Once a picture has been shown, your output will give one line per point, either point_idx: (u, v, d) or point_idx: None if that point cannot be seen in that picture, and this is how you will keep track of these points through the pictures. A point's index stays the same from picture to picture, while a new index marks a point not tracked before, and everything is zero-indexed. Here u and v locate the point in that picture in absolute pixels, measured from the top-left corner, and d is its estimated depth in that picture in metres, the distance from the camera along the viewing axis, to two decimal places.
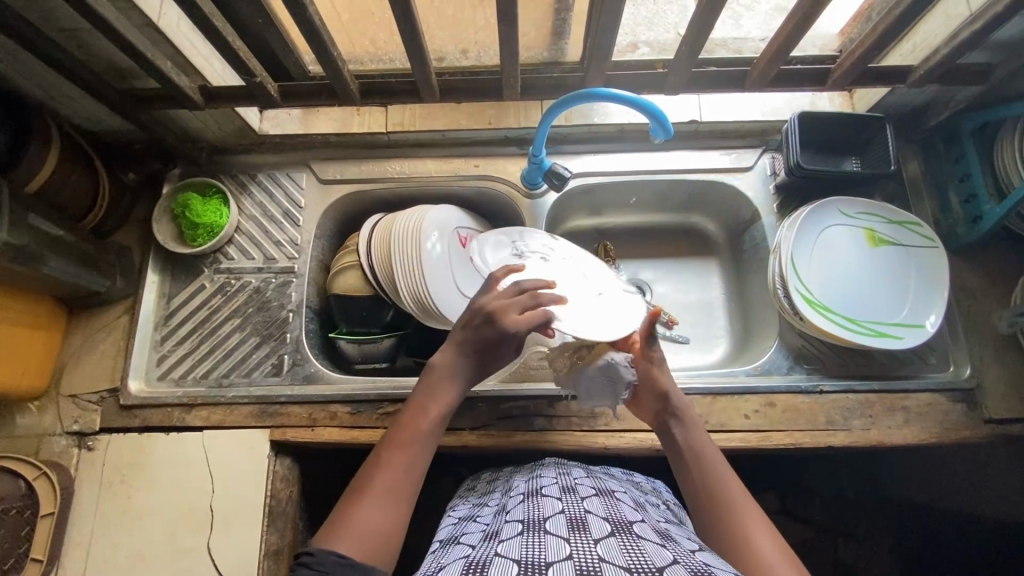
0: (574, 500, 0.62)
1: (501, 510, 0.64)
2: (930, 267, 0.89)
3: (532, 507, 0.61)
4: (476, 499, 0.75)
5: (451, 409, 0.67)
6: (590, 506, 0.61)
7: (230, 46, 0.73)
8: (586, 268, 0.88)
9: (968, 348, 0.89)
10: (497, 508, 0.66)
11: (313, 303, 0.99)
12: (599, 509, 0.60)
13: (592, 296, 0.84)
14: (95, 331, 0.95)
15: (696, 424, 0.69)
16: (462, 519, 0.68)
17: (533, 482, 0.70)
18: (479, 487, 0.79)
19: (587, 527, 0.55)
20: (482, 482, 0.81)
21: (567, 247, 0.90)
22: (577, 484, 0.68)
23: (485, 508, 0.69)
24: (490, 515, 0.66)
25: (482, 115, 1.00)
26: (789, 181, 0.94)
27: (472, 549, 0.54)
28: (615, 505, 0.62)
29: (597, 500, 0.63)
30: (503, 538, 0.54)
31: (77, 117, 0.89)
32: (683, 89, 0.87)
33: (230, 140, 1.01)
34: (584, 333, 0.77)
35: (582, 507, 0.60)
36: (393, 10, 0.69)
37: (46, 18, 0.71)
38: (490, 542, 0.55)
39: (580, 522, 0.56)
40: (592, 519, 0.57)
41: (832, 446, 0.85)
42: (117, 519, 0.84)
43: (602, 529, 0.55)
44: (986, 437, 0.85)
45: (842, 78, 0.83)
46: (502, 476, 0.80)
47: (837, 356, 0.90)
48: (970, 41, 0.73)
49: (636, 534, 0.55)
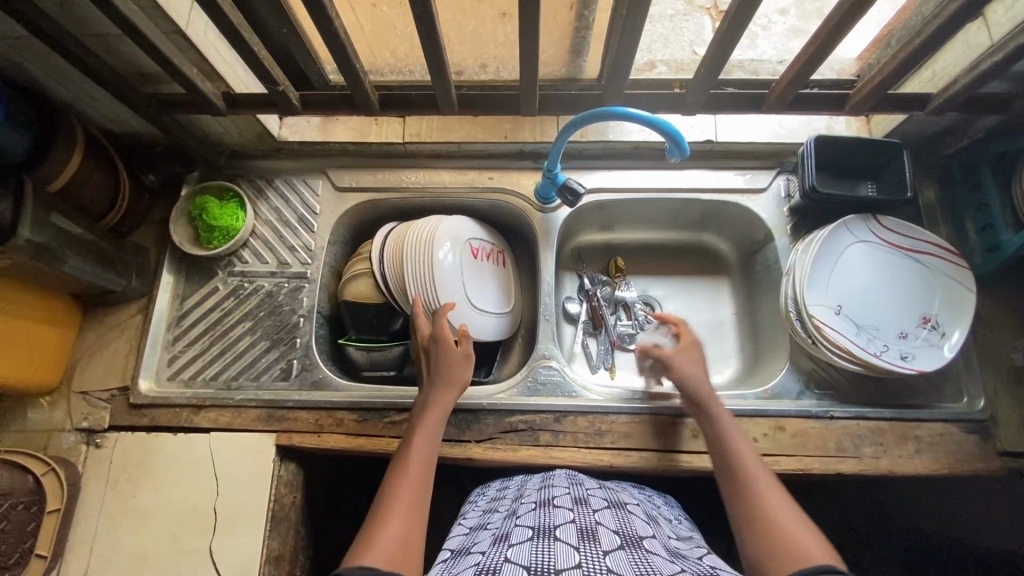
0: (585, 511, 0.61)
1: (511, 516, 0.64)
2: (949, 293, 0.87)
3: (543, 515, 0.60)
4: (486, 507, 0.74)
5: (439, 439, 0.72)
6: (601, 517, 0.60)
7: (256, 55, 0.74)
8: (863, 333, 0.87)
9: (983, 378, 0.88)
10: (507, 515, 0.66)
11: (324, 309, 0.99)
12: (609, 522, 0.59)
13: (850, 315, 0.88)
14: (109, 329, 0.96)
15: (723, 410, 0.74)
16: (473, 527, 0.68)
17: (544, 491, 0.69)
18: (488, 496, 0.78)
19: (596, 538, 0.54)
20: (491, 491, 0.80)
21: (898, 366, 0.84)
22: (588, 496, 0.67)
23: (495, 515, 0.68)
24: (500, 521, 0.65)
25: (498, 128, 1.01)
26: (803, 205, 0.94)
27: (483, 553, 0.54)
28: (627, 519, 0.62)
29: (608, 512, 0.62)
30: (514, 543, 0.54)
31: (101, 118, 0.91)
32: (699, 110, 0.87)
33: (250, 146, 1.02)
34: (862, 224, 0.91)
35: (593, 518, 0.59)
36: (415, 24, 0.69)
37: (77, 23, 0.72)
38: (499, 547, 0.55)
39: (590, 533, 0.55)
40: (602, 531, 0.56)
41: (842, 473, 0.84)
42: (122, 519, 0.84)
43: (613, 542, 0.54)
44: (999, 470, 0.84)
45: (862, 104, 0.83)
46: (512, 485, 0.79)
47: (849, 382, 0.90)
48: (993, 70, 0.72)
49: (646, 547, 0.54)
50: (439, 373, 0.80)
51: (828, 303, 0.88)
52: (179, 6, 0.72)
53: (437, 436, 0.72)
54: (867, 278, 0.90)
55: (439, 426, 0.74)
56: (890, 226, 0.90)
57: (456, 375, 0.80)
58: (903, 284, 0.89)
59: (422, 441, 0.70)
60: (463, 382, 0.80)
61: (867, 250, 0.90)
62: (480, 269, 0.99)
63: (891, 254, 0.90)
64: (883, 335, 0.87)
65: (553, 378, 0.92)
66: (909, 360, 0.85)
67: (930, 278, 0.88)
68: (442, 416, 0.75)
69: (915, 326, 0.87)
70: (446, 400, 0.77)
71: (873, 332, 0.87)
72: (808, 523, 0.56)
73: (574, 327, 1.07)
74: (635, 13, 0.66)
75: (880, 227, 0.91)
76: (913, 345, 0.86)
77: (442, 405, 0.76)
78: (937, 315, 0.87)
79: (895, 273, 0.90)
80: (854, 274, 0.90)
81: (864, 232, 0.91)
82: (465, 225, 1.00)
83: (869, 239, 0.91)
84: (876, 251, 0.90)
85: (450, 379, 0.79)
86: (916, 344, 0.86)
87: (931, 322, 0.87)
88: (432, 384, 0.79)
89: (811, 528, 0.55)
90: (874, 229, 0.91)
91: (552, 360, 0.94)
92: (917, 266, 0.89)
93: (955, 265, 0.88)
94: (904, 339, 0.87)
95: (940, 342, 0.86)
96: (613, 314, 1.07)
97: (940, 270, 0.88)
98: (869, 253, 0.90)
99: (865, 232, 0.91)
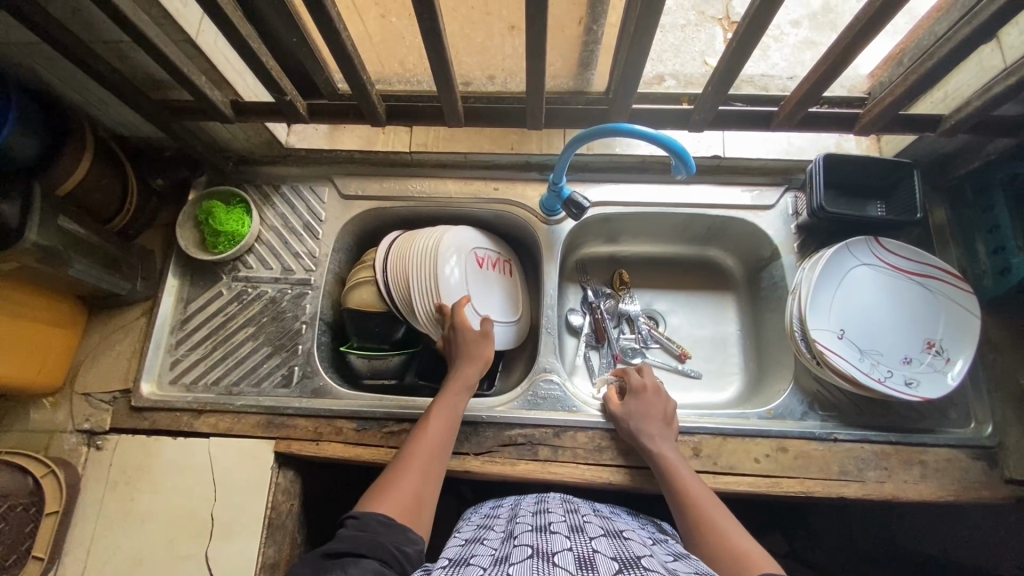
0: (582, 540, 0.61)
1: (508, 539, 0.63)
2: (957, 318, 0.86)
3: (541, 540, 0.60)
4: (480, 524, 0.73)
5: (456, 421, 0.81)
6: (598, 545, 0.59)
7: (264, 65, 0.75)
8: (866, 357, 0.86)
9: (991, 404, 0.87)
10: (503, 536, 0.65)
11: (326, 316, 1.00)
12: (607, 549, 0.59)
13: (851, 336, 0.87)
14: (113, 332, 0.96)
15: (671, 420, 0.84)
16: (468, 538, 0.68)
17: (540, 516, 0.68)
18: (482, 513, 0.78)
19: (594, 567, 0.54)
20: (484, 510, 0.79)
21: (902, 390, 0.83)
22: (585, 523, 0.66)
23: (491, 532, 0.68)
24: (497, 539, 0.65)
25: (505, 139, 1.01)
26: (810, 222, 0.93)
27: (483, 571, 0.54)
28: (624, 546, 0.61)
29: (605, 541, 0.61)
30: (514, 563, 0.54)
31: (112, 122, 0.92)
32: (707, 126, 0.87)
33: (257, 152, 1.03)
34: (864, 246, 0.89)
35: (590, 547, 0.59)
36: (418, 23, 0.67)
37: (89, 31, 0.73)
38: (500, 567, 0.54)
39: (589, 562, 0.55)
40: (600, 559, 0.56)
41: (844, 497, 0.82)
42: (119, 521, 0.85)
43: (611, 568, 0.53)
44: (1006, 499, 0.82)
45: (871, 124, 0.82)
46: (508, 506, 0.78)
47: (855, 405, 0.88)
48: (1006, 93, 0.71)
49: (645, 568, 0.54)
50: (460, 350, 0.87)
51: (832, 327, 0.86)
52: (191, 16, 0.73)
53: (457, 414, 0.81)
54: (871, 300, 0.89)
55: (459, 403, 0.83)
56: (899, 250, 0.89)
57: (475, 351, 0.87)
58: (905, 305, 0.88)
59: (444, 417, 0.80)
60: (486, 359, 0.87)
61: (869, 272, 0.89)
62: (486, 279, 0.99)
63: (895, 277, 0.89)
64: (885, 359, 0.86)
65: (554, 392, 0.91)
66: (914, 387, 0.84)
67: (934, 302, 0.87)
68: (462, 398, 0.83)
69: (917, 350, 0.86)
70: (467, 379, 0.85)
71: (876, 357, 0.86)
72: (720, 505, 0.70)
73: (576, 340, 1.07)
74: (642, 30, 0.66)
75: (884, 249, 0.89)
76: (918, 371, 0.85)
77: (465, 383, 0.84)
78: (941, 340, 0.86)
79: (897, 296, 0.89)
80: (858, 296, 0.89)
81: (868, 255, 0.89)
82: (463, 236, 0.98)
83: (871, 261, 0.89)
84: (880, 274, 0.89)
85: (471, 356, 0.87)
86: (920, 370, 0.85)
87: (932, 347, 0.86)
88: (455, 358, 0.87)
89: (724, 509, 0.69)
90: (883, 248, 0.89)
91: (554, 374, 0.93)
92: (921, 290, 0.88)
93: (957, 288, 0.86)
94: (908, 363, 0.85)
95: (941, 367, 0.85)
96: (616, 327, 1.07)
97: (944, 296, 0.87)
98: (874, 276, 0.89)
99: (867, 255, 0.89)
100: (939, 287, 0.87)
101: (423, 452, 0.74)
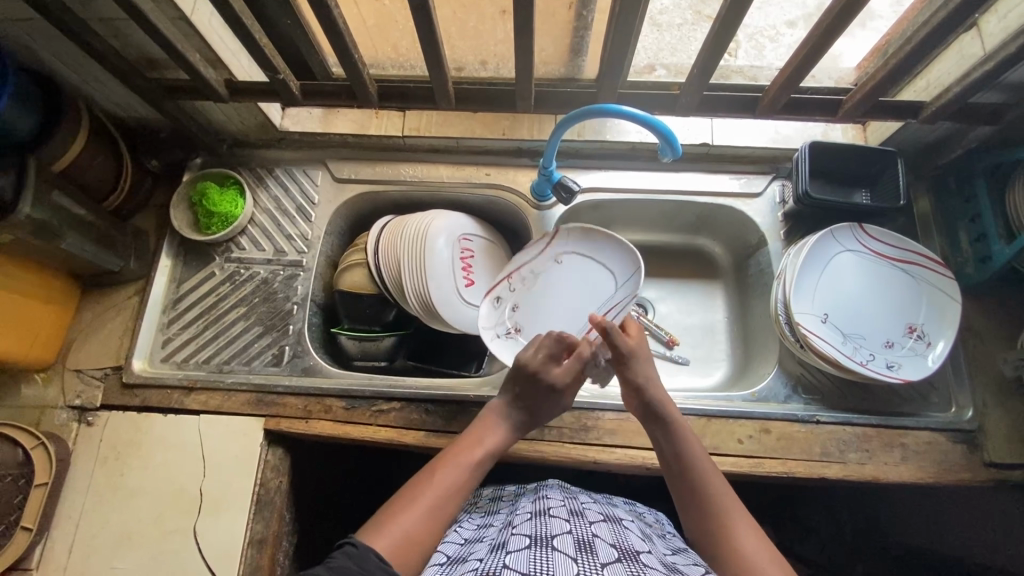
0: (581, 524, 0.62)
1: (507, 527, 0.64)
2: (937, 304, 0.87)
3: (539, 525, 0.61)
4: (480, 521, 0.74)
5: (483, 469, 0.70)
6: (597, 530, 0.61)
7: (256, 42, 0.75)
8: (846, 340, 0.87)
9: (973, 389, 0.88)
10: (502, 526, 0.66)
11: (318, 298, 1.00)
12: (606, 535, 0.60)
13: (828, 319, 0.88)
14: (105, 310, 0.97)
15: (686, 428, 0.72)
16: (469, 538, 0.68)
17: (540, 502, 0.69)
18: (482, 507, 0.79)
19: (593, 550, 0.55)
20: (481, 504, 0.80)
21: (880, 373, 0.84)
22: (584, 509, 0.67)
23: (490, 527, 0.68)
24: (496, 531, 0.66)
25: (496, 125, 1.03)
26: (797, 209, 0.95)
27: (481, 560, 0.55)
28: (623, 534, 0.62)
29: (605, 526, 0.63)
30: (511, 550, 0.55)
31: (108, 102, 0.93)
32: (695, 111, 0.88)
33: (252, 134, 1.04)
34: (847, 232, 0.90)
35: (590, 530, 0.60)
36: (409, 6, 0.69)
37: (86, 8, 0.74)
38: (498, 554, 0.56)
39: (587, 545, 0.56)
40: (599, 544, 0.57)
41: (826, 478, 0.84)
42: (109, 496, 0.85)
43: (610, 554, 0.55)
44: (985, 482, 0.83)
45: (854, 109, 0.83)
46: (501, 498, 0.79)
47: (838, 389, 0.90)
48: (984, 78, 0.73)
49: (643, 562, 0.55)
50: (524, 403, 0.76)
51: (814, 311, 0.88)
52: None
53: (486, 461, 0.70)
54: (854, 286, 0.90)
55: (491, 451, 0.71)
56: (885, 237, 0.90)
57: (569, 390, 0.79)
58: (888, 290, 0.90)
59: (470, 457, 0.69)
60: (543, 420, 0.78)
61: (852, 258, 0.90)
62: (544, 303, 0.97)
63: (878, 264, 0.90)
64: (865, 343, 0.87)
65: None
66: (895, 369, 0.85)
67: (915, 288, 0.89)
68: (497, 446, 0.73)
69: (895, 333, 0.88)
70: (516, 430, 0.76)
71: (858, 341, 0.87)
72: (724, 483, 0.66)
73: None
74: (627, 11, 0.67)
75: (866, 236, 0.90)
76: (899, 355, 0.86)
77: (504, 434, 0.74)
78: (922, 325, 0.87)
79: (880, 282, 0.90)
80: (841, 282, 0.90)
81: (852, 241, 0.91)
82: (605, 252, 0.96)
83: (855, 248, 0.91)
84: (864, 260, 0.90)
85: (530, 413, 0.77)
86: (901, 354, 0.86)
87: (910, 332, 0.87)
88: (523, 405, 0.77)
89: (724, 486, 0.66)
90: (867, 234, 0.90)
91: None
92: (904, 275, 0.89)
93: (939, 274, 0.88)
94: (888, 346, 0.87)
95: (919, 350, 0.86)
96: None
97: (927, 280, 0.88)
98: (858, 263, 0.90)
99: (852, 241, 0.91)
100: (921, 275, 0.89)
101: (437, 490, 0.64)
